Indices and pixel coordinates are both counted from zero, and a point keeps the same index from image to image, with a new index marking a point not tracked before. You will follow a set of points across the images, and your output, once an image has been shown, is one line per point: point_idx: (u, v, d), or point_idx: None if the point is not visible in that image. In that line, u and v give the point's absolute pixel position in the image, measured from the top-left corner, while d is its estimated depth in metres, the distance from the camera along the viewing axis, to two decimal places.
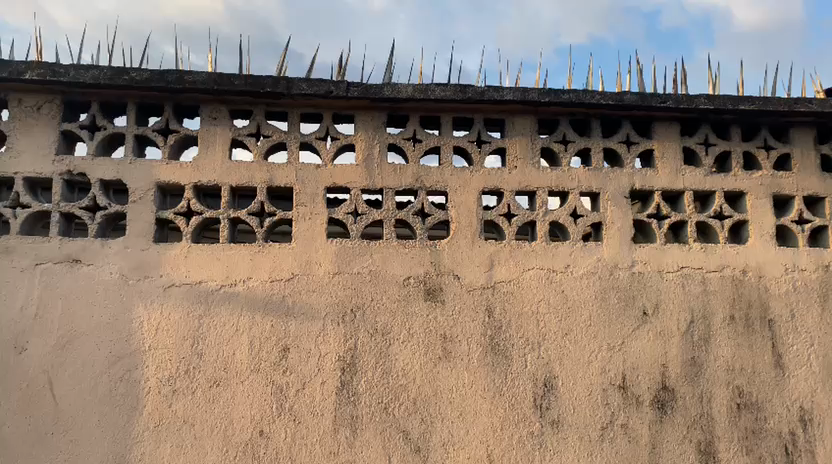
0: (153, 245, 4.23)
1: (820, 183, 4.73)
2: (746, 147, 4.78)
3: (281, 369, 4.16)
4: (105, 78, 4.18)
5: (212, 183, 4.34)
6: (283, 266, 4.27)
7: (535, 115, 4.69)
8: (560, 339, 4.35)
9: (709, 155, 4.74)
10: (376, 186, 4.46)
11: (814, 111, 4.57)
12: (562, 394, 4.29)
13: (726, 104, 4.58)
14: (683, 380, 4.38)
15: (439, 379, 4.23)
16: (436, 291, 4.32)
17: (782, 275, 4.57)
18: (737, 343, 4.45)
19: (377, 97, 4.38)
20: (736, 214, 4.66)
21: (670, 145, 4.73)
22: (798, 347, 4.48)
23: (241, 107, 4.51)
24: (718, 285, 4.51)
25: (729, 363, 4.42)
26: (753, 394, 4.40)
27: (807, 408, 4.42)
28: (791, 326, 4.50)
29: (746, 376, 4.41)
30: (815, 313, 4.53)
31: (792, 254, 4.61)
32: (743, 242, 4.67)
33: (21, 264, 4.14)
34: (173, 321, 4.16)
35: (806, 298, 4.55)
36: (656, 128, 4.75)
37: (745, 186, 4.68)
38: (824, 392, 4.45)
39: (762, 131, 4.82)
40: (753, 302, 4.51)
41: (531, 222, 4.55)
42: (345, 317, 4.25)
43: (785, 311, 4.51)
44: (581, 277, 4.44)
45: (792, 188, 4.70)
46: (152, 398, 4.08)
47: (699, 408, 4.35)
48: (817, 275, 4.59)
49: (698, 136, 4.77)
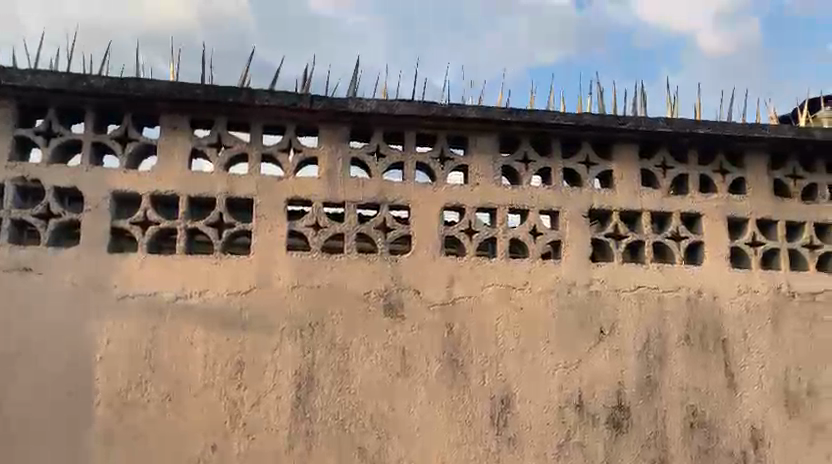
0: (106, 255, 4.12)
1: (776, 207, 4.79)
2: (703, 170, 4.81)
3: (236, 384, 4.08)
4: (64, 84, 4.11)
5: (170, 192, 4.24)
6: (240, 279, 4.19)
7: (497, 133, 4.63)
8: (519, 357, 4.35)
9: (667, 177, 4.77)
10: (337, 198, 4.38)
11: (768, 136, 4.71)
12: (519, 412, 4.30)
13: (684, 127, 4.64)
14: (639, 399, 4.42)
15: (398, 396, 4.21)
16: (396, 306, 4.29)
17: (736, 296, 4.64)
18: (691, 363, 4.51)
19: (341, 110, 4.37)
20: (692, 235, 4.70)
21: (630, 167, 4.73)
22: (749, 367, 4.57)
23: (202, 117, 4.40)
24: (676, 305, 4.57)
25: (683, 383, 4.48)
26: (706, 413, 4.47)
27: (758, 428, 4.50)
28: (744, 347, 4.58)
29: (700, 395, 4.48)
30: (767, 335, 4.62)
31: (746, 276, 4.67)
32: (700, 262, 4.67)
33: None
34: (126, 333, 4.06)
35: (759, 320, 4.63)
36: (619, 148, 4.75)
37: (703, 208, 4.73)
38: (774, 413, 4.53)
39: (718, 156, 4.85)
40: (708, 323, 4.57)
41: (493, 238, 4.51)
42: (303, 332, 4.19)
43: (738, 332, 4.59)
44: (540, 295, 4.45)
45: (749, 210, 4.77)
46: (102, 411, 3.97)
47: (653, 427, 4.41)
48: (770, 297, 4.67)
49: (656, 159, 4.78)
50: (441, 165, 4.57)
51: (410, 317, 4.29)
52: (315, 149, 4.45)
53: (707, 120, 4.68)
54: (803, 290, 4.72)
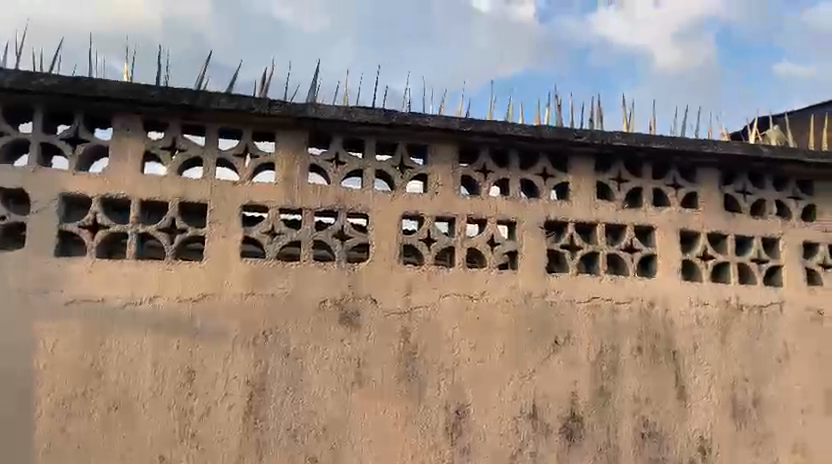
0: (53, 258, 3.99)
1: (725, 222, 4.92)
2: (656, 185, 4.88)
3: (186, 393, 3.99)
4: (11, 82, 3.98)
5: (122, 196, 4.14)
6: (193, 285, 4.10)
7: (456, 144, 4.63)
8: (475, 367, 4.36)
9: (622, 191, 4.83)
10: (295, 205, 4.33)
11: (718, 153, 4.80)
12: (474, 422, 4.31)
13: (640, 142, 4.71)
14: (591, 410, 4.48)
15: (350, 405, 4.17)
16: (350, 314, 4.25)
17: (687, 308, 4.73)
18: (643, 374, 4.58)
19: (299, 116, 4.29)
20: (645, 248, 4.79)
21: (586, 180, 4.78)
22: (699, 379, 4.66)
23: (156, 119, 4.30)
24: (628, 315, 4.62)
25: (636, 393, 4.55)
26: (657, 424, 4.55)
27: (706, 438, 4.60)
28: (694, 359, 4.67)
29: (651, 406, 4.56)
30: (716, 347, 4.73)
31: (696, 288, 4.78)
32: (655, 275, 4.76)
33: None
34: (71, 339, 3.93)
35: (708, 332, 4.73)
36: (576, 161, 4.80)
37: (656, 222, 4.82)
38: (721, 423, 4.64)
39: (671, 171, 4.93)
40: (659, 334, 4.65)
41: (451, 248, 4.51)
42: (255, 340, 4.12)
43: (689, 343, 4.69)
44: (495, 304, 4.45)
45: (700, 225, 4.88)
46: (45, 420, 3.83)
47: (605, 438, 4.46)
48: (719, 310, 4.78)
49: (611, 173, 4.83)
50: (400, 173, 4.56)
51: (363, 325, 4.26)
52: (272, 155, 4.39)
53: (662, 135, 4.75)
54: (750, 303, 4.84)
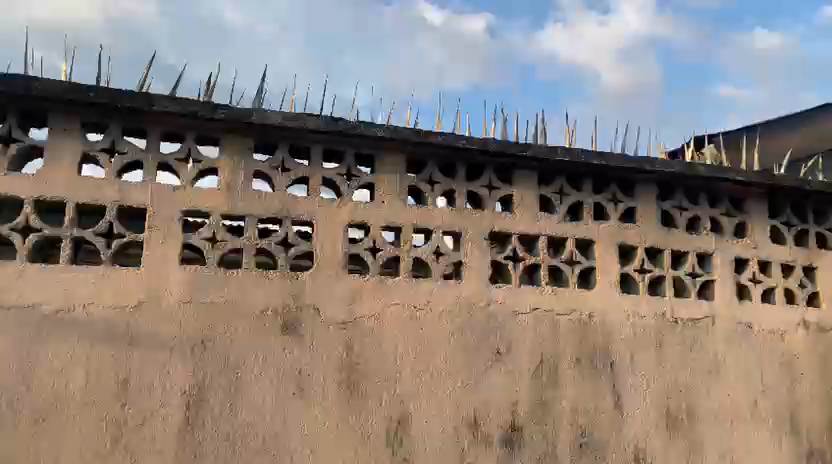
0: (251, 275, 4.29)
1: (818, 253, 5.56)
2: (762, 219, 5.47)
3: (366, 401, 4.32)
4: (207, 111, 4.27)
5: (307, 217, 4.45)
6: (372, 301, 4.46)
7: (594, 176, 5.13)
8: (611, 381, 4.81)
9: (729, 224, 5.39)
10: (456, 228, 4.73)
11: (821, 191, 5.42)
12: (611, 433, 4.75)
13: (757, 178, 5.29)
14: (709, 423, 4.98)
15: (510, 412, 4.58)
16: (507, 330, 4.68)
17: (786, 331, 5.34)
18: (750, 391, 5.13)
19: (472, 148, 4.73)
20: (745, 276, 5.34)
21: (702, 213, 5.34)
22: (797, 393, 5.25)
23: (332, 148, 4.63)
24: (740, 336, 5.20)
25: (745, 408, 5.09)
26: (763, 436, 5.09)
27: (804, 448, 5.17)
28: (792, 376, 5.28)
29: (757, 420, 5.10)
30: (810, 365, 5.34)
31: (795, 312, 5.38)
32: (774, 302, 5.38)
33: (111, 291, 4.06)
34: (266, 349, 4.23)
35: (804, 352, 5.34)
36: (695, 195, 5.39)
37: (760, 253, 5.40)
38: (817, 434, 5.22)
39: (787, 210, 5.56)
40: (763, 354, 5.23)
41: (588, 269, 5.00)
42: (427, 351, 4.50)
43: (788, 362, 5.28)
44: (630, 324, 4.96)
45: (797, 255, 5.50)
46: (241, 426, 4.11)
47: (721, 449, 4.96)
48: (814, 332, 5.39)
49: (721, 207, 5.41)
50: (559, 201, 5.02)
51: (519, 340, 4.69)
52: (443, 183, 4.79)
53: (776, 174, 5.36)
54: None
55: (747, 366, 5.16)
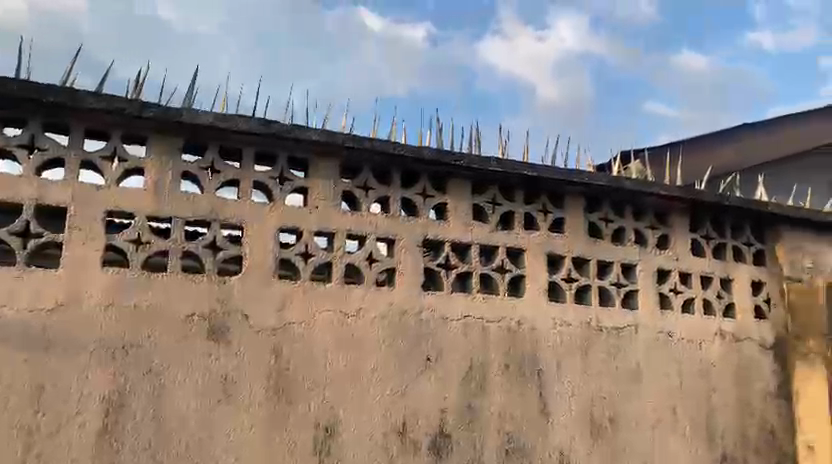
0: (178, 278, 4.17)
1: (734, 266, 5.82)
2: (683, 233, 5.69)
3: (293, 409, 4.26)
4: (135, 110, 4.14)
5: (238, 222, 4.37)
6: (303, 307, 4.40)
7: (525, 187, 5.21)
8: (537, 389, 4.90)
9: (653, 236, 5.58)
10: (390, 234, 4.73)
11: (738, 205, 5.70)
12: (537, 439, 4.84)
13: (680, 193, 5.50)
14: (629, 429, 5.14)
15: (439, 419, 4.62)
16: (438, 337, 4.70)
17: (705, 340, 5.55)
18: (670, 398, 5.32)
19: (405, 156, 4.72)
20: (667, 287, 5.54)
21: (628, 224, 5.52)
22: (713, 400, 5.47)
23: (266, 151, 4.55)
24: (662, 344, 5.38)
25: (664, 415, 5.28)
26: (679, 442, 5.29)
27: (717, 452, 5.40)
28: (709, 384, 5.49)
29: (675, 426, 5.30)
30: (726, 373, 5.58)
31: (713, 323, 5.61)
32: (692, 313, 5.57)
33: (25, 292, 3.87)
34: (192, 355, 4.11)
35: (721, 361, 5.57)
36: (623, 207, 5.55)
37: (682, 265, 5.62)
38: (729, 439, 5.47)
39: (706, 224, 5.80)
40: (683, 363, 5.43)
41: (520, 277, 5.06)
42: (358, 358, 4.47)
43: (706, 371, 5.50)
44: (557, 332, 5.05)
45: (716, 268, 5.74)
46: (163, 434, 3.98)
47: (640, 454, 5.14)
48: (729, 341, 5.64)
49: (646, 220, 5.60)
50: (492, 209, 5.09)
51: (450, 346, 4.72)
52: (378, 189, 4.78)
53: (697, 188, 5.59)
54: (756, 335, 5.76)
55: (668, 373, 5.35)
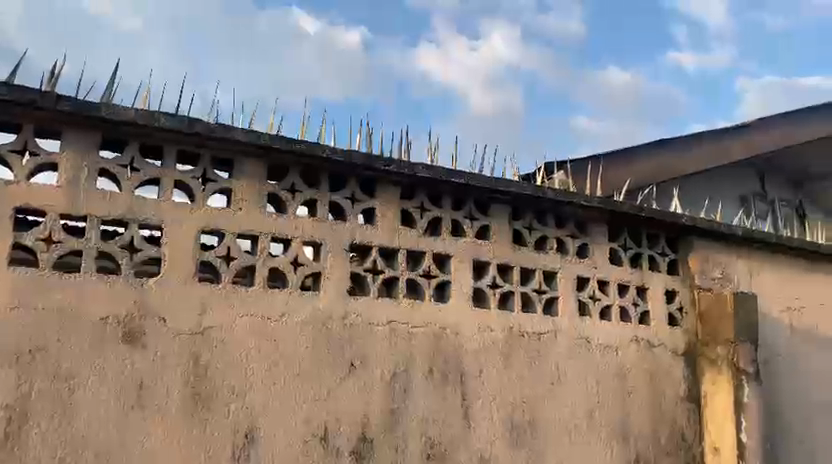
0: (92, 277, 4.00)
1: (650, 275, 6.05)
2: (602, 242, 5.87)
3: (210, 414, 4.16)
4: (50, 103, 3.94)
5: (156, 221, 4.22)
6: (224, 309, 4.29)
7: (453, 194, 5.25)
8: (460, 393, 4.96)
9: (573, 245, 5.74)
10: (317, 238, 4.66)
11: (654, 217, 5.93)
12: (457, 442, 4.89)
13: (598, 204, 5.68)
14: (548, 433, 5.27)
15: (364, 423, 4.59)
16: (363, 341, 4.69)
17: (621, 346, 5.75)
18: (587, 402, 5.49)
19: (333, 160, 4.67)
20: (586, 294, 5.70)
21: (550, 233, 5.65)
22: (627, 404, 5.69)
23: (189, 150, 4.41)
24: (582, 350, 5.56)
25: (581, 418, 5.43)
26: (596, 444, 5.46)
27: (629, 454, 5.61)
28: (623, 388, 5.70)
29: (592, 430, 5.47)
30: (639, 378, 5.81)
31: (628, 330, 5.82)
32: (609, 319, 5.77)
33: None
34: (104, 358, 3.95)
35: (635, 367, 5.79)
36: (546, 217, 5.68)
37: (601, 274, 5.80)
38: (640, 441, 5.70)
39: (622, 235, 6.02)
40: (600, 368, 5.61)
41: (445, 283, 5.10)
42: (281, 361, 4.41)
43: (620, 376, 5.70)
44: (484, 336, 5.15)
45: (633, 277, 5.96)
46: (70, 442, 3.80)
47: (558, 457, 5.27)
48: (643, 348, 5.87)
49: (567, 229, 5.74)
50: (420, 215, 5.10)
51: (376, 349, 4.72)
52: (306, 192, 4.71)
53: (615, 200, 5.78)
54: (668, 342, 6.01)
55: (586, 378, 5.52)
